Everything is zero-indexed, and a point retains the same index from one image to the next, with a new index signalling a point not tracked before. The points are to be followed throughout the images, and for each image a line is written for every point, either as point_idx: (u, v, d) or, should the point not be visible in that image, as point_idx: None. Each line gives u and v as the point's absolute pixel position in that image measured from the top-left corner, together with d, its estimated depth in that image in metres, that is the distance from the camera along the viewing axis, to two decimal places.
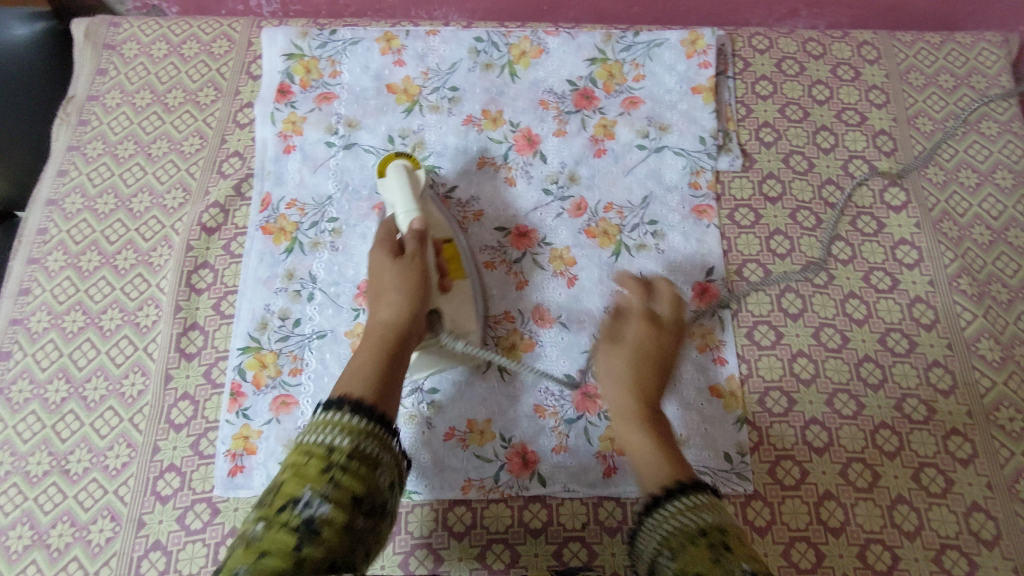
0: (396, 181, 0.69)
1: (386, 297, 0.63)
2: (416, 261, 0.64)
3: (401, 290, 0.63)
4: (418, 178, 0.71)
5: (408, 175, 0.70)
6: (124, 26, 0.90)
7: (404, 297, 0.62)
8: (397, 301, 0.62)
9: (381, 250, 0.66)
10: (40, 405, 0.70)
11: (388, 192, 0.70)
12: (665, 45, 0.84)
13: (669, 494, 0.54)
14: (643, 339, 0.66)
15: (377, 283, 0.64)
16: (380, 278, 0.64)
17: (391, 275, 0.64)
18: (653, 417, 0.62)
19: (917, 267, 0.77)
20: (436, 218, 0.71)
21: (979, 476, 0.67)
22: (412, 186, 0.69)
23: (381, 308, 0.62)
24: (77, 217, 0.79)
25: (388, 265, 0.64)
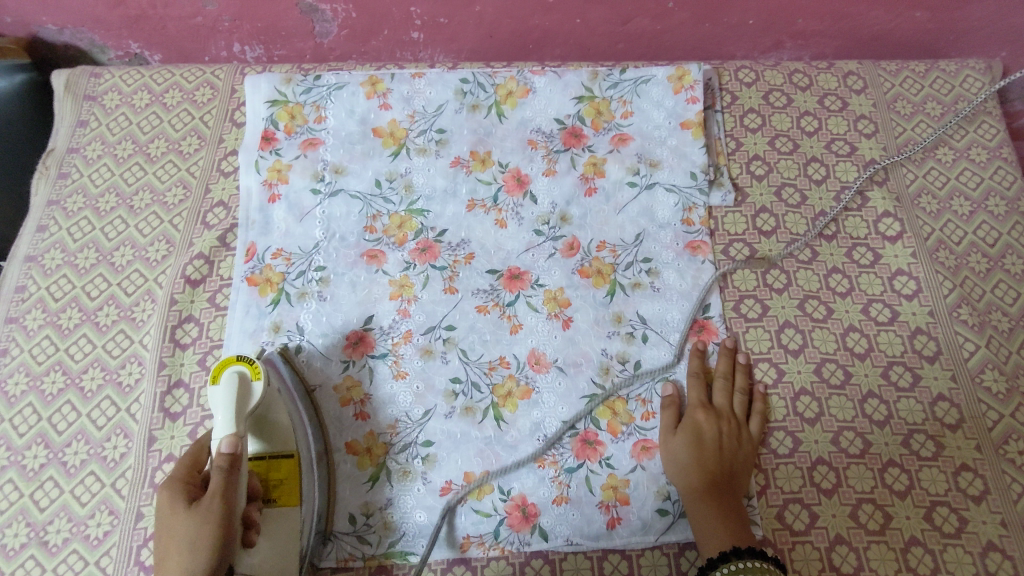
0: (223, 390, 0.58)
1: (174, 552, 0.49)
2: (217, 505, 0.51)
3: (196, 542, 0.49)
4: (254, 392, 0.59)
5: (241, 389, 0.58)
6: (104, 76, 0.89)
7: (203, 548, 0.49)
8: (188, 561, 0.48)
9: (178, 484, 0.52)
10: (17, 472, 0.67)
11: (214, 406, 0.58)
12: (652, 82, 0.83)
13: (724, 557, 0.58)
14: (704, 427, 0.67)
15: (165, 530, 0.50)
16: (168, 524, 0.50)
17: (182, 524, 0.50)
18: (718, 501, 0.63)
19: (915, 298, 0.76)
20: (274, 425, 0.61)
21: (992, 513, 0.66)
22: (240, 411, 0.57)
23: (167, 567, 0.49)
24: (56, 273, 0.77)
25: (182, 507, 0.51)
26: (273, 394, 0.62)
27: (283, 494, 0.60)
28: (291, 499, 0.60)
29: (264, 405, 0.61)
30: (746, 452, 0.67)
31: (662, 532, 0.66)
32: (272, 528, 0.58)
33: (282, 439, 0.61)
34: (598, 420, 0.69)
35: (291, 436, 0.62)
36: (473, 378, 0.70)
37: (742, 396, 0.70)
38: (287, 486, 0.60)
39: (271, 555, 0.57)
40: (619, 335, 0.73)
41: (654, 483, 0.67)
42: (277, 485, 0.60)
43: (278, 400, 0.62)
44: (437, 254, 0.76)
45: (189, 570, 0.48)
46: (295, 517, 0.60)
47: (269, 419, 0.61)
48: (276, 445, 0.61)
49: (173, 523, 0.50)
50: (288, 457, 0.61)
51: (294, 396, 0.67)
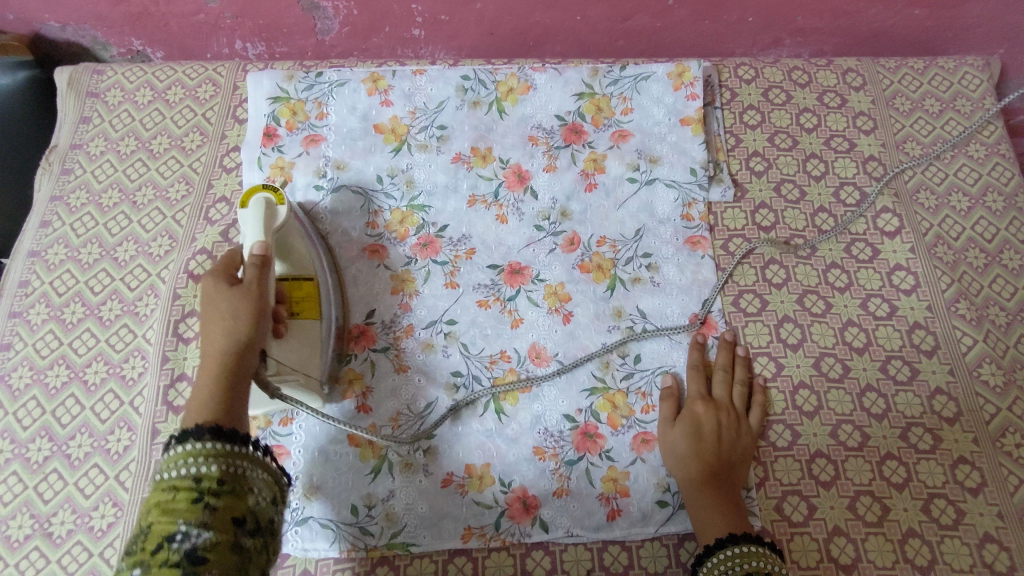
0: (253, 215, 0.65)
1: (217, 320, 0.53)
2: (254, 287, 0.55)
3: (237, 310, 0.54)
4: (278, 214, 0.66)
5: (268, 207, 0.66)
6: (107, 73, 0.89)
7: (245, 311, 0.54)
8: (233, 324, 0.53)
9: (217, 271, 0.57)
10: (21, 465, 0.68)
11: (244, 224, 0.65)
12: (652, 78, 0.84)
13: (719, 544, 0.59)
14: (703, 419, 0.67)
15: (205, 307, 0.54)
16: (208, 299, 0.55)
17: (224, 295, 0.54)
18: (717, 489, 0.64)
19: (914, 293, 0.76)
20: (294, 251, 0.69)
21: (989, 505, 0.66)
22: (268, 223, 0.65)
23: (211, 330, 0.53)
24: (60, 268, 0.77)
25: (222, 285, 0.55)
26: (293, 227, 0.70)
27: (305, 308, 0.68)
28: (310, 311, 0.68)
29: (286, 232, 0.69)
30: (745, 444, 0.67)
31: (661, 523, 0.66)
32: (296, 331, 0.66)
33: (301, 263, 0.69)
34: (598, 412, 0.69)
35: (309, 262, 0.70)
36: (474, 371, 0.71)
37: (742, 389, 0.70)
38: (307, 300, 0.68)
39: (297, 350, 0.65)
40: (620, 329, 0.73)
41: (654, 475, 0.67)
42: (298, 299, 0.68)
43: (298, 232, 0.70)
44: (438, 249, 0.76)
45: (233, 335, 0.52)
46: (315, 328, 0.68)
47: (290, 244, 0.69)
48: (295, 268, 0.69)
49: (216, 297, 0.54)
50: (307, 278, 0.69)
51: (312, 235, 0.74)
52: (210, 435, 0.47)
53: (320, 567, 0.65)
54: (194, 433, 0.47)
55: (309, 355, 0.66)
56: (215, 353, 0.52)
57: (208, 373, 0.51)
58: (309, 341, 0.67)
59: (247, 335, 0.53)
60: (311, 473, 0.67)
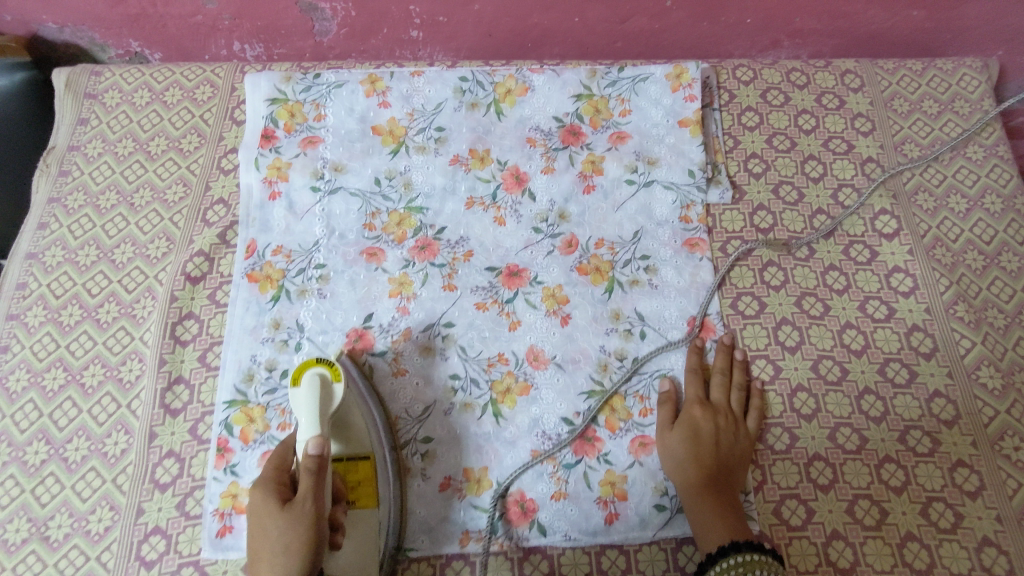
0: (308, 398, 0.60)
1: (268, 557, 0.49)
2: (310, 505, 0.51)
3: (290, 543, 0.49)
4: (335, 392, 0.62)
5: (323, 386, 0.61)
6: (105, 74, 0.89)
7: (294, 553, 0.49)
8: (281, 566, 0.49)
9: (269, 481, 0.54)
10: (18, 468, 0.67)
11: (297, 408, 0.60)
12: (650, 80, 0.84)
13: (722, 552, 0.59)
14: (701, 423, 0.67)
15: (257, 535, 0.51)
16: (260, 525, 0.51)
17: (276, 523, 0.50)
18: (716, 495, 0.64)
19: (912, 295, 0.76)
20: (351, 429, 0.63)
21: (988, 509, 0.66)
22: (322, 410, 0.60)
23: (262, 570, 0.49)
24: (57, 271, 0.77)
25: (274, 506, 0.51)
26: (350, 400, 0.64)
27: (362, 495, 0.60)
28: (368, 500, 0.60)
29: (342, 409, 0.63)
30: (743, 447, 0.67)
31: (659, 527, 0.66)
32: (353, 534, 0.58)
33: (357, 443, 0.63)
34: (596, 415, 0.69)
35: (366, 440, 0.63)
36: (472, 374, 0.71)
37: (740, 392, 0.70)
38: (364, 486, 0.61)
39: (353, 557, 0.57)
40: (617, 332, 0.73)
41: (651, 479, 0.67)
42: (354, 487, 0.60)
43: (354, 407, 0.64)
44: (436, 252, 0.76)
45: (282, 574, 0.48)
46: (374, 521, 0.60)
47: (348, 424, 0.63)
48: (350, 449, 0.62)
49: (267, 526, 0.50)
50: (363, 459, 0.62)
51: (370, 401, 0.68)
52: None
53: None
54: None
55: (366, 561, 0.58)
56: None
57: None
58: (367, 545, 0.59)
59: None
60: None
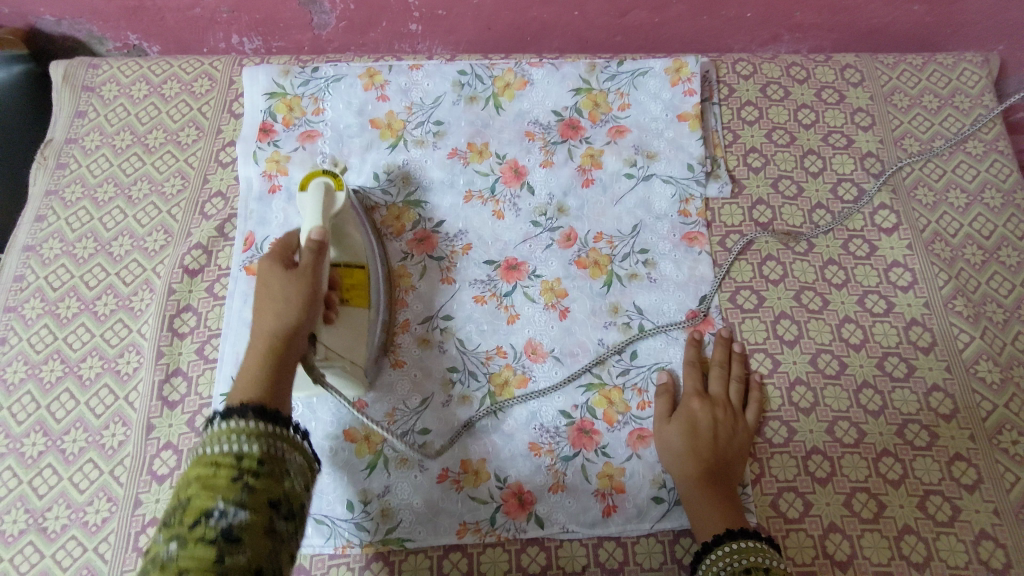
0: (312, 200, 0.66)
1: (270, 304, 0.55)
2: (309, 270, 0.57)
3: (289, 296, 0.55)
4: (336, 199, 0.67)
5: (326, 193, 0.66)
6: (103, 67, 0.89)
7: (295, 300, 0.55)
8: (284, 310, 0.54)
9: (275, 252, 0.59)
10: (16, 460, 0.67)
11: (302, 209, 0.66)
12: (650, 74, 0.84)
13: (718, 540, 0.59)
14: (699, 415, 0.67)
15: (261, 289, 0.57)
16: (265, 281, 0.57)
17: (280, 280, 0.56)
18: (714, 487, 0.64)
19: (911, 289, 0.76)
20: (347, 239, 0.69)
21: (985, 502, 0.66)
22: (326, 208, 0.66)
23: (263, 313, 0.54)
24: (55, 263, 0.77)
25: (279, 268, 0.57)
26: (349, 216, 0.70)
27: (355, 296, 0.67)
28: (359, 300, 0.67)
29: (341, 220, 0.69)
30: (742, 440, 0.67)
31: (657, 520, 0.66)
32: (345, 319, 0.65)
33: (354, 252, 0.69)
34: (594, 408, 0.69)
35: (362, 252, 0.70)
36: (471, 367, 0.71)
37: (739, 386, 0.70)
38: (358, 289, 0.68)
39: (347, 338, 0.64)
40: (616, 326, 0.73)
41: (650, 472, 0.67)
42: (350, 287, 0.67)
43: (353, 221, 0.70)
44: (435, 245, 0.76)
45: (283, 319, 0.54)
46: (364, 317, 0.67)
47: (347, 233, 0.69)
48: (348, 254, 0.69)
49: (272, 279, 0.56)
50: (358, 265, 0.69)
51: (366, 224, 0.74)
52: (254, 413, 0.49)
53: (315, 562, 0.65)
54: (238, 411, 0.49)
55: (356, 346, 0.65)
56: (264, 339, 0.53)
57: (256, 361, 0.53)
58: (357, 330, 0.66)
59: (295, 323, 0.54)
60: None
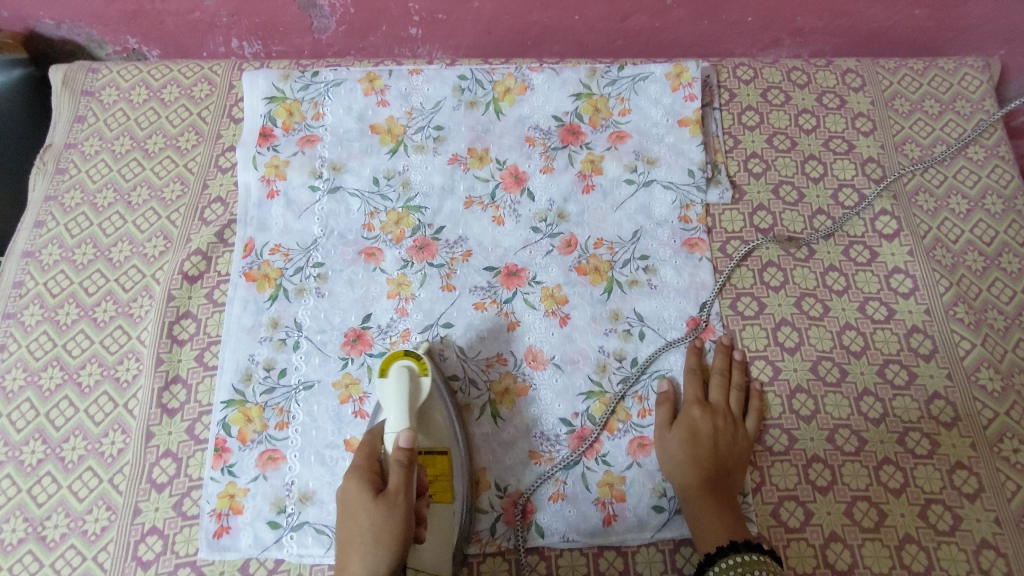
0: (396, 392, 0.61)
1: (359, 545, 0.52)
2: (401, 500, 0.53)
3: (380, 535, 0.52)
4: (421, 386, 0.63)
5: (412, 380, 0.63)
6: (102, 71, 0.89)
7: (383, 544, 0.52)
8: (374, 558, 0.51)
9: (363, 473, 0.55)
10: (15, 468, 0.67)
11: (384, 400, 0.61)
12: (651, 79, 0.83)
13: (721, 552, 0.59)
14: (699, 424, 0.67)
15: (349, 519, 0.53)
16: (353, 510, 0.53)
17: (368, 513, 0.52)
18: (715, 497, 0.64)
19: (912, 296, 0.76)
20: (432, 425, 0.65)
21: (986, 511, 0.66)
22: (410, 404, 0.61)
23: (350, 560, 0.52)
24: (54, 269, 0.77)
25: (367, 497, 0.53)
26: (434, 400, 0.66)
27: (439, 490, 0.63)
28: (442, 495, 0.63)
29: (426, 408, 0.64)
30: (742, 448, 0.67)
31: (657, 528, 0.66)
32: (433, 527, 0.62)
33: (437, 438, 0.64)
34: (594, 416, 0.69)
35: (445, 438, 0.65)
36: (471, 374, 0.71)
37: (739, 393, 0.70)
38: (442, 483, 0.63)
39: (433, 550, 0.61)
40: (616, 332, 0.73)
41: (650, 480, 0.67)
42: (434, 482, 0.63)
43: (438, 403, 0.66)
44: (435, 252, 0.76)
45: (373, 565, 0.51)
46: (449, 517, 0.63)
47: (432, 424, 0.64)
48: (432, 445, 0.64)
49: (359, 511, 0.52)
50: (441, 453, 0.64)
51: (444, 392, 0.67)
52: None
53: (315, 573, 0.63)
54: None
55: (443, 551, 0.61)
56: None
57: None
58: (442, 537, 0.62)
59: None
60: (307, 478, 0.66)
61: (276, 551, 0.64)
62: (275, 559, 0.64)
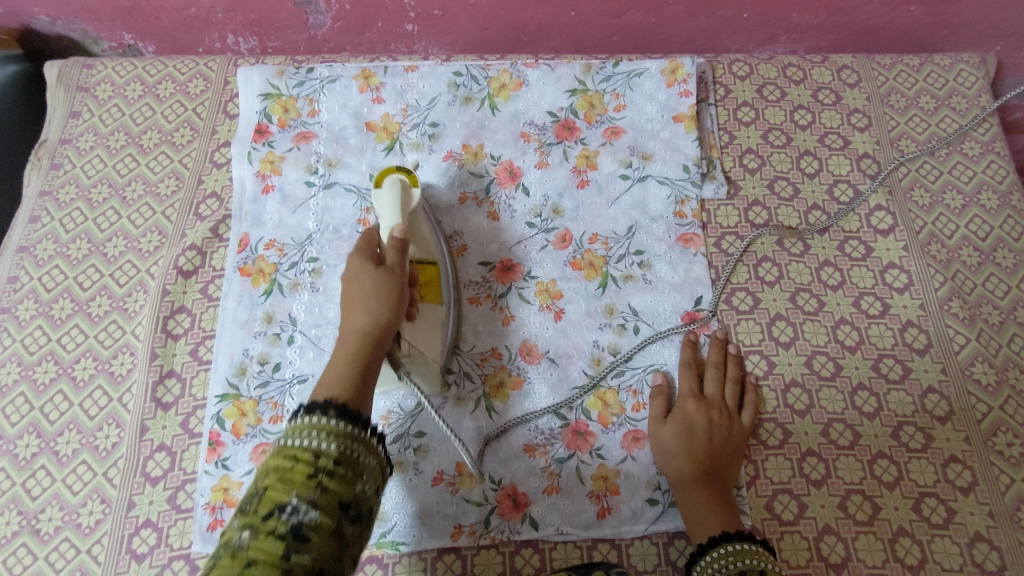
0: (390, 198, 0.65)
1: (362, 298, 0.55)
2: (399, 270, 0.58)
3: (380, 289, 0.56)
4: (413, 195, 0.68)
5: (403, 189, 0.66)
6: (97, 67, 0.89)
7: (384, 297, 0.56)
8: (375, 303, 0.55)
9: (361, 247, 0.59)
10: (9, 461, 0.67)
11: (379, 206, 0.66)
12: (646, 75, 0.83)
13: (714, 542, 0.59)
14: (694, 417, 0.67)
15: (351, 285, 0.57)
16: (354, 277, 0.57)
17: (371, 274, 0.57)
18: (710, 488, 0.63)
19: (907, 291, 0.76)
20: (421, 236, 0.69)
21: (980, 504, 0.66)
22: (403, 205, 0.65)
23: (354, 308, 0.55)
24: (49, 264, 0.77)
25: (367, 263, 0.58)
26: (421, 212, 0.70)
27: (429, 292, 0.68)
28: (432, 296, 0.68)
29: (417, 216, 0.69)
30: (736, 443, 0.67)
31: (651, 521, 0.66)
32: (422, 314, 0.66)
33: (427, 248, 0.69)
34: (588, 410, 0.69)
35: (434, 250, 0.71)
36: (465, 369, 0.71)
37: (734, 387, 0.70)
38: (431, 286, 0.68)
39: (425, 332, 0.66)
40: (611, 327, 0.73)
41: (644, 474, 0.67)
42: (424, 283, 0.68)
43: (423, 216, 0.70)
44: None
45: (374, 314, 0.55)
46: (436, 312, 0.68)
47: (421, 230, 0.69)
48: (422, 252, 0.69)
49: (362, 276, 0.57)
50: (430, 263, 0.69)
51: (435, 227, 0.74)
52: (337, 413, 0.47)
53: None
54: (320, 408, 0.47)
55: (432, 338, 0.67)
56: (356, 333, 0.54)
57: (343, 356, 0.53)
58: (431, 323, 0.67)
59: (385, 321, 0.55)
60: None
61: None
62: None
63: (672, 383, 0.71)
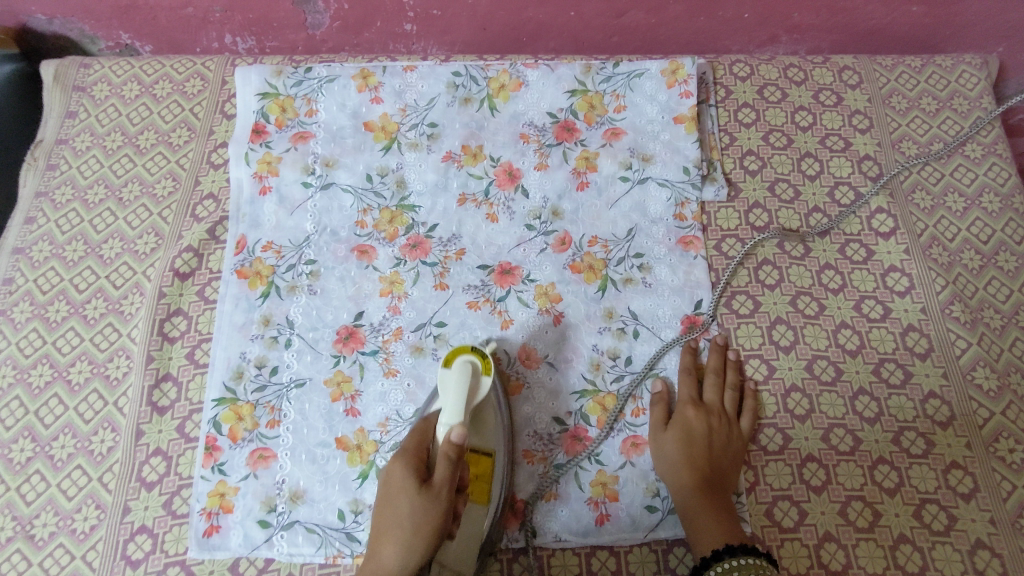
0: (456, 376, 0.61)
1: (398, 533, 0.53)
2: (441, 500, 0.54)
3: (417, 529, 0.53)
4: (482, 382, 0.63)
5: (472, 374, 0.62)
6: (94, 66, 0.88)
7: (415, 551, 0.53)
8: (409, 546, 0.53)
9: (411, 456, 0.57)
10: (4, 466, 0.67)
11: (444, 386, 0.62)
12: (646, 75, 0.83)
13: (717, 555, 0.58)
14: (693, 424, 0.67)
15: (391, 506, 0.55)
16: (395, 496, 0.55)
17: (410, 505, 0.54)
18: (709, 497, 0.63)
19: (908, 295, 0.75)
20: (484, 424, 0.64)
21: (981, 511, 0.65)
22: (468, 394, 0.61)
23: (387, 547, 0.54)
24: (44, 266, 0.76)
25: (412, 487, 0.54)
26: (490, 400, 0.65)
27: (477, 491, 0.62)
28: (480, 494, 0.62)
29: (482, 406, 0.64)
30: (736, 448, 0.66)
31: (651, 528, 0.65)
32: (465, 526, 0.61)
33: (486, 440, 0.64)
34: (588, 416, 0.69)
35: (495, 440, 0.65)
36: None
37: (734, 392, 0.70)
38: (481, 483, 0.62)
39: (461, 548, 0.60)
40: (610, 331, 0.72)
41: (644, 480, 0.67)
42: (475, 481, 0.62)
43: (491, 405, 0.65)
44: (427, 250, 0.75)
45: (406, 563, 0.53)
46: (481, 516, 0.62)
47: (485, 420, 0.65)
48: (478, 442, 0.64)
49: (401, 503, 0.54)
50: (488, 454, 0.64)
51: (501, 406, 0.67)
52: None
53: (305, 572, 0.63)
54: None
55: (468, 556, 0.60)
56: None
57: None
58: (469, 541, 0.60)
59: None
60: (298, 477, 0.65)
61: (265, 550, 0.63)
62: (265, 558, 0.63)
63: (670, 387, 0.71)
